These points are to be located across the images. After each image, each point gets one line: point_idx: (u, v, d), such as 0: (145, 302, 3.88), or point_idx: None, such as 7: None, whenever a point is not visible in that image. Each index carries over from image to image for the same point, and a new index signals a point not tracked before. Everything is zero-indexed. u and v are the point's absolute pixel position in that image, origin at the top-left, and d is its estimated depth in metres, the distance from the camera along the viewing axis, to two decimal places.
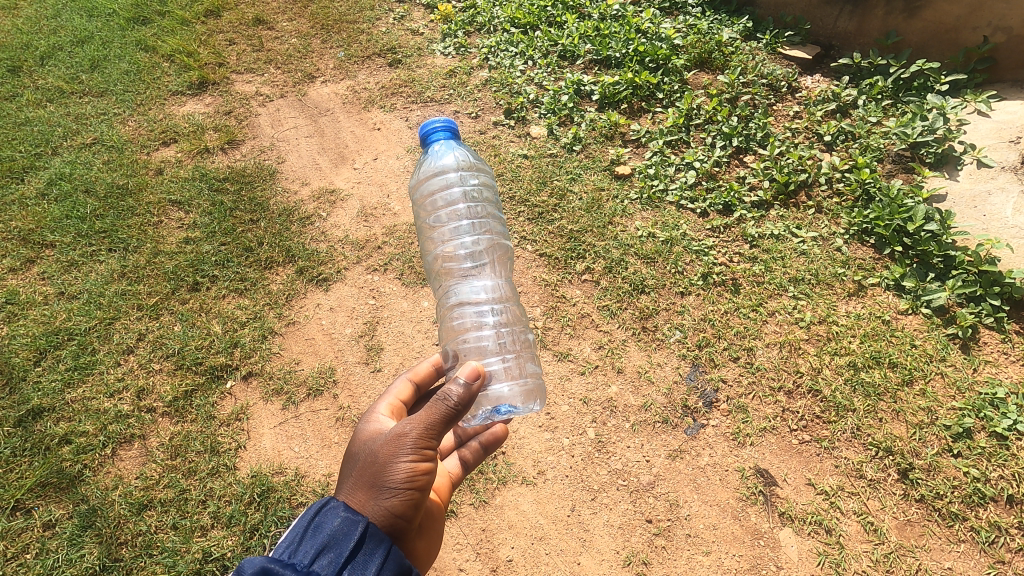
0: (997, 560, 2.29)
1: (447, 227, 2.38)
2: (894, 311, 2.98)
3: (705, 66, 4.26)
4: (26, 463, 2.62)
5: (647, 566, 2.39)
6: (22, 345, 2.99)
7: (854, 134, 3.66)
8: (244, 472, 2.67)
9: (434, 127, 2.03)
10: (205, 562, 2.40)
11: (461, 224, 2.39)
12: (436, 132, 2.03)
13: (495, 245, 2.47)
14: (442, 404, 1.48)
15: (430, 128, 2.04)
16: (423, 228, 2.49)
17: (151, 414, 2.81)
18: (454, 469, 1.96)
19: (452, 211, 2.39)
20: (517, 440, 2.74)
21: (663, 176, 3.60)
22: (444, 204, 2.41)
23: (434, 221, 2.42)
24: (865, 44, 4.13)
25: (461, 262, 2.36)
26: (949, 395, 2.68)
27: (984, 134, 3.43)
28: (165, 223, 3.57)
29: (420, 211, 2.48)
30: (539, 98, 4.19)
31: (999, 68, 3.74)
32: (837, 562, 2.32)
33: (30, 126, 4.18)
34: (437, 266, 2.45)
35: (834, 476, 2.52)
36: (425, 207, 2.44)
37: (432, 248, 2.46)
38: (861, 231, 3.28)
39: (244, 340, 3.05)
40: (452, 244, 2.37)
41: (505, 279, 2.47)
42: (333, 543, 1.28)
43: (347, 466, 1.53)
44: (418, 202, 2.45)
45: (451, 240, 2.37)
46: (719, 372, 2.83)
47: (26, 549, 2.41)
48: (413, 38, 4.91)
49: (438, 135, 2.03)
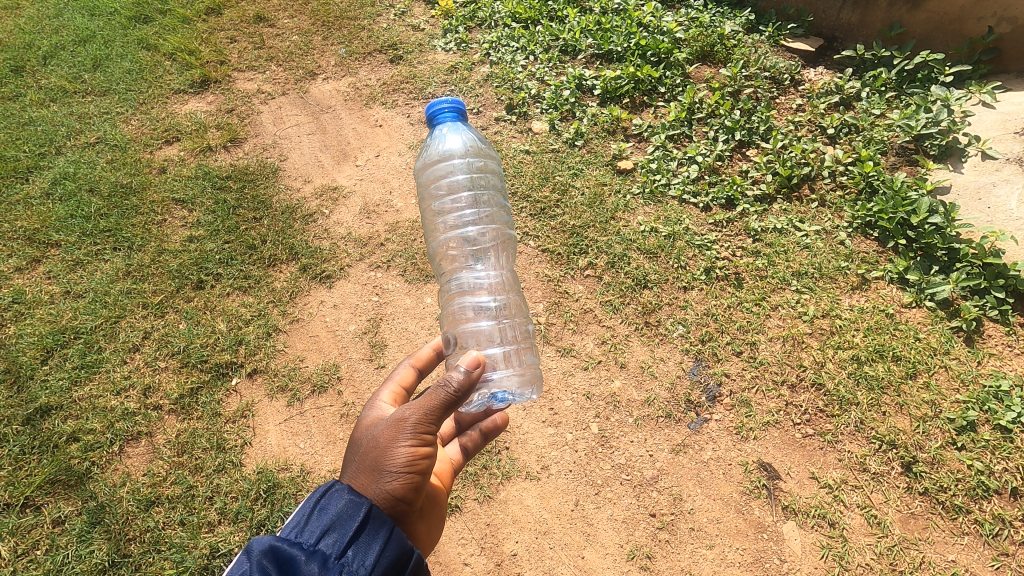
0: (1002, 553, 2.29)
1: (451, 214, 2.37)
2: (898, 305, 2.98)
3: (707, 59, 4.24)
4: (34, 461, 2.65)
5: (651, 560, 2.39)
6: (29, 344, 3.01)
7: (857, 126, 3.63)
8: (250, 469, 2.69)
9: (441, 108, 1.99)
10: (212, 557, 2.42)
11: (464, 212, 2.37)
12: (442, 112, 1.99)
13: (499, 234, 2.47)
14: (442, 390, 1.49)
15: (438, 108, 2.00)
16: (427, 215, 2.48)
17: (157, 412, 2.83)
18: (455, 456, 1.97)
19: (457, 198, 2.37)
20: (521, 435, 2.75)
21: (665, 171, 3.59)
22: (449, 191, 2.37)
23: (438, 207, 2.41)
24: (869, 36, 4.11)
25: (465, 250, 2.36)
26: (954, 388, 2.68)
27: (989, 126, 3.43)
28: (169, 222, 3.59)
29: (425, 196, 2.47)
30: (540, 93, 4.18)
31: (1004, 59, 3.72)
32: (840, 555, 2.33)
33: (34, 126, 4.20)
34: (440, 253, 2.44)
35: (837, 470, 2.53)
36: (430, 192, 2.42)
37: (435, 234, 2.45)
38: (864, 224, 3.26)
39: (248, 338, 3.07)
40: (456, 231, 2.36)
41: (508, 269, 2.46)
42: (338, 523, 1.30)
43: (350, 450, 1.55)
44: (424, 187, 2.44)
45: (455, 227, 2.36)
46: (722, 366, 2.84)
47: (35, 546, 2.44)
48: (413, 34, 4.91)
49: (444, 115, 1.99)
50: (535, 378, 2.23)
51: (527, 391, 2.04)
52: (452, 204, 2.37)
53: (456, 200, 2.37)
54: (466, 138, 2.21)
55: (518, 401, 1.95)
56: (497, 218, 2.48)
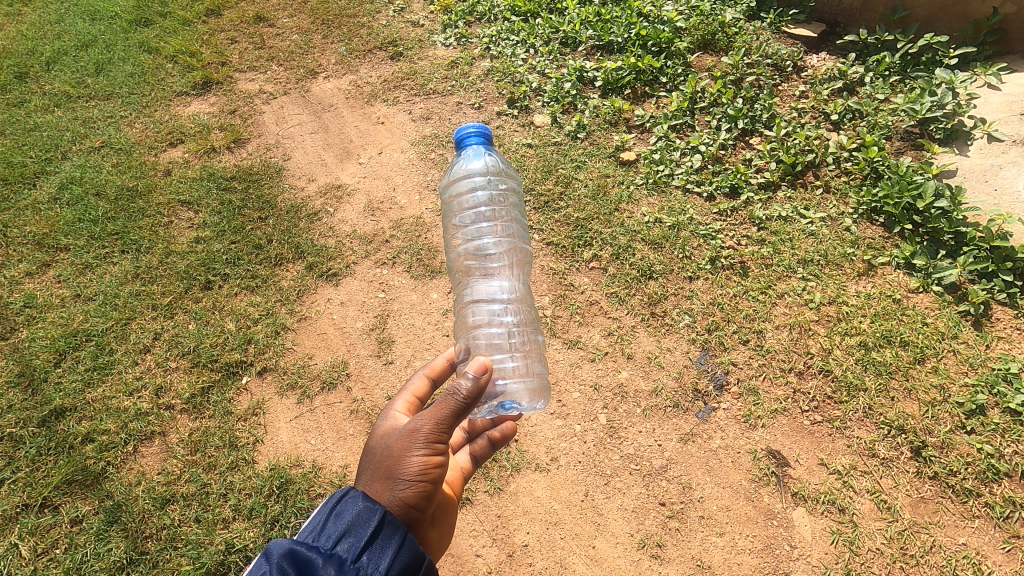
0: (1013, 535, 2.29)
1: (471, 228, 2.39)
2: (905, 290, 2.97)
3: (709, 48, 4.22)
4: (51, 462, 2.68)
5: (662, 548, 2.41)
6: (42, 347, 3.05)
7: (861, 112, 3.61)
8: (263, 466, 2.72)
9: (467, 132, 2.02)
10: (228, 553, 2.46)
11: (483, 227, 2.38)
12: (468, 138, 2.02)
13: (515, 250, 2.47)
14: (452, 398, 1.50)
15: (464, 133, 2.03)
16: (449, 227, 2.51)
17: (170, 411, 2.86)
18: (465, 464, 2.00)
19: (477, 212, 2.38)
20: (529, 427, 2.76)
21: (668, 161, 3.59)
22: (469, 206, 2.39)
23: (459, 221, 2.43)
24: (871, 19, 4.08)
25: (482, 262, 2.37)
26: (962, 372, 2.68)
27: (995, 108, 3.41)
28: (176, 223, 3.62)
29: (447, 209, 2.50)
30: (541, 86, 4.18)
31: (1009, 39, 3.69)
32: (851, 540, 2.33)
33: (39, 131, 4.23)
34: (458, 264, 2.45)
35: (846, 456, 2.53)
36: (452, 206, 2.46)
37: (454, 245, 2.48)
38: (870, 209, 3.25)
39: (257, 337, 3.09)
40: (473, 245, 2.37)
41: (523, 281, 2.46)
42: (354, 528, 1.32)
43: (365, 459, 1.58)
44: (446, 201, 2.48)
45: (471, 239, 2.37)
46: (729, 355, 2.84)
47: (55, 545, 2.48)
48: (413, 30, 4.90)
49: (471, 140, 2.02)
50: (542, 389, 2.18)
51: (536, 403, 2.02)
52: (472, 218, 2.38)
53: (476, 215, 2.38)
54: (487, 160, 2.22)
55: (525, 412, 1.94)
56: (514, 232, 2.49)
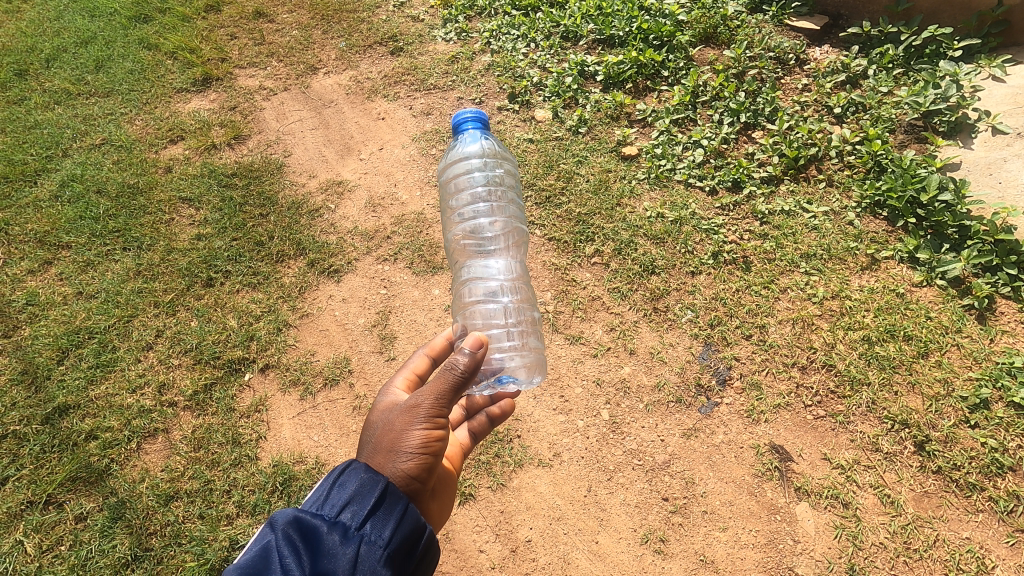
0: (1017, 528, 2.28)
1: (467, 209, 2.38)
2: (909, 284, 2.95)
3: (711, 41, 4.19)
4: (54, 459, 2.69)
5: (665, 543, 2.41)
6: (45, 345, 3.05)
7: (864, 105, 3.59)
8: (266, 462, 2.72)
9: (464, 117, 2.02)
10: (232, 549, 2.47)
11: (480, 208, 2.37)
12: (465, 123, 2.02)
13: (512, 231, 2.46)
14: (450, 373, 1.50)
15: (462, 118, 2.03)
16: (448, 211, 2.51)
17: (173, 409, 2.86)
18: (465, 440, 2.00)
19: (474, 194, 2.39)
20: (532, 423, 2.76)
21: (670, 155, 3.57)
22: (466, 188, 2.40)
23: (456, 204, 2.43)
24: (875, 12, 4.04)
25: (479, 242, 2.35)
26: (966, 366, 2.67)
27: (999, 100, 3.39)
28: (177, 221, 3.61)
29: (446, 194, 2.51)
30: (542, 81, 4.16)
31: (1014, 31, 3.65)
32: (854, 535, 2.33)
33: (40, 129, 4.22)
34: (455, 246, 2.44)
35: (849, 451, 2.53)
36: (450, 189, 2.47)
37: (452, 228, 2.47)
38: (874, 203, 3.23)
39: (259, 334, 3.10)
40: (470, 226, 2.36)
41: (520, 261, 2.45)
42: (356, 498, 1.31)
43: (366, 433, 1.58)
44: (445, 185, 2.49)
45: (468, 220, 2.36)
46: (731, 350, 2.83)
47: (59, 542, 2.48)
48: (413, 25, 4.89)
49: (467, 125, 2.02)
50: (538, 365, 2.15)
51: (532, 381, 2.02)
52: (469, 201, 2.38)
53: (473, 198, 2.38)
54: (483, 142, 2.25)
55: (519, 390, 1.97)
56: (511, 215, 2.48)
